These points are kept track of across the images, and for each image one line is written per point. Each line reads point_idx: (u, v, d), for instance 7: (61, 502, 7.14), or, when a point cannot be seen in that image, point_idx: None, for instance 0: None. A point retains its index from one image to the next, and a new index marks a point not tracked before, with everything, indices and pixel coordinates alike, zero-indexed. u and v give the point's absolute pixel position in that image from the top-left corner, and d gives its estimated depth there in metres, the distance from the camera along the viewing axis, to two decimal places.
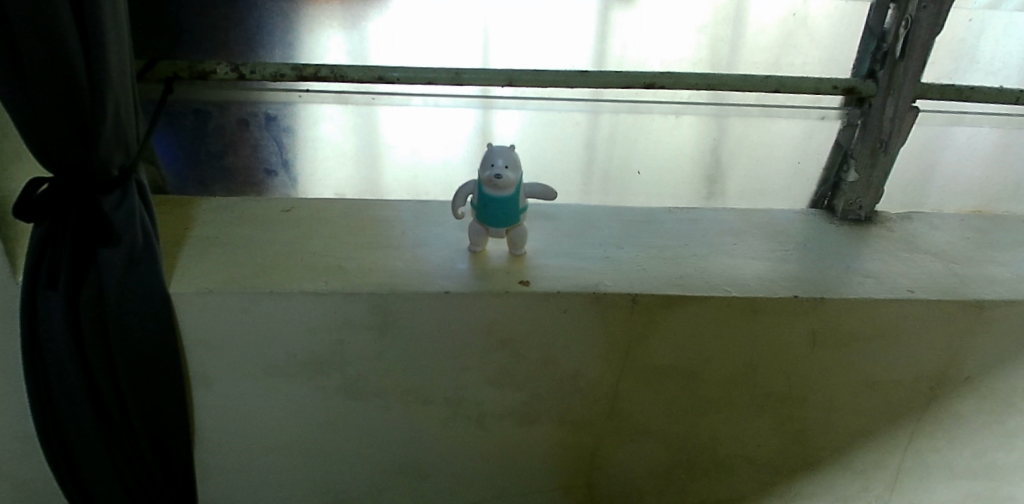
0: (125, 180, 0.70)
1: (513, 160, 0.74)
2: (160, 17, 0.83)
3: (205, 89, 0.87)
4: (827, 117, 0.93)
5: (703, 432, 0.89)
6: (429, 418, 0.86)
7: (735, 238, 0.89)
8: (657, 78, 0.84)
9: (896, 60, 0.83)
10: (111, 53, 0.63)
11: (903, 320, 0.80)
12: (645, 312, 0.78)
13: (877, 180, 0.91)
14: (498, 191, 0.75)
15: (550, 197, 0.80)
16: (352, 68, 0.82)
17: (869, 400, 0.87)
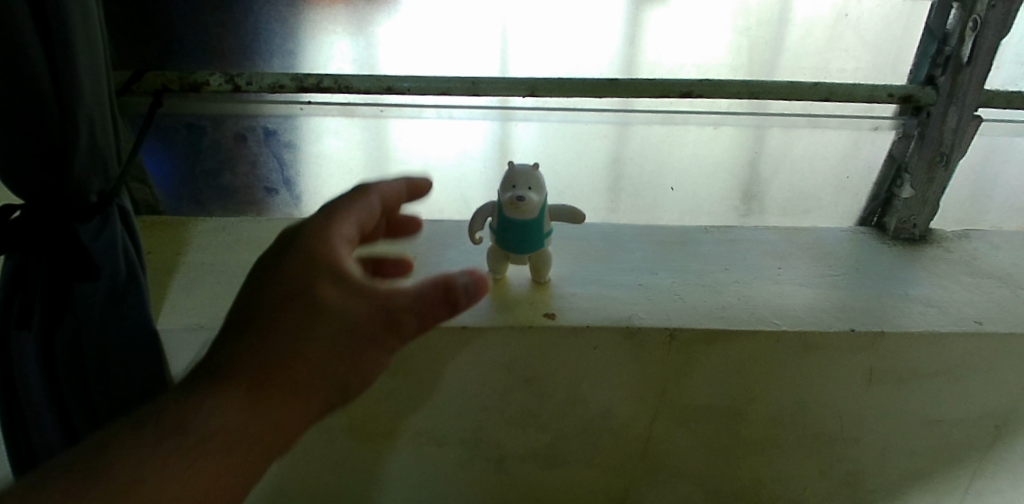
0: (105, 207, 0.62)
1: (537, 181, 0.66)
2: (147, 23, 0.75)
3: (198, 102, 0.79)
4: (880, 127, 0.85)
5: (744, 475, 0.81)
6: (445, 461, 0.79)
7: (779, 262, 0.82)
8: (695, 87, 0.76)
9: (961, 66, 0.75)
10: (83, 66, 0.55)
11: (971, 354, 0.72)
12: (684, 348, 0.70)
13: (933, 196, 0.83)
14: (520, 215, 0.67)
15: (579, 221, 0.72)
16: (358, 78, 0.74)
17: (929, 439, 0.79)
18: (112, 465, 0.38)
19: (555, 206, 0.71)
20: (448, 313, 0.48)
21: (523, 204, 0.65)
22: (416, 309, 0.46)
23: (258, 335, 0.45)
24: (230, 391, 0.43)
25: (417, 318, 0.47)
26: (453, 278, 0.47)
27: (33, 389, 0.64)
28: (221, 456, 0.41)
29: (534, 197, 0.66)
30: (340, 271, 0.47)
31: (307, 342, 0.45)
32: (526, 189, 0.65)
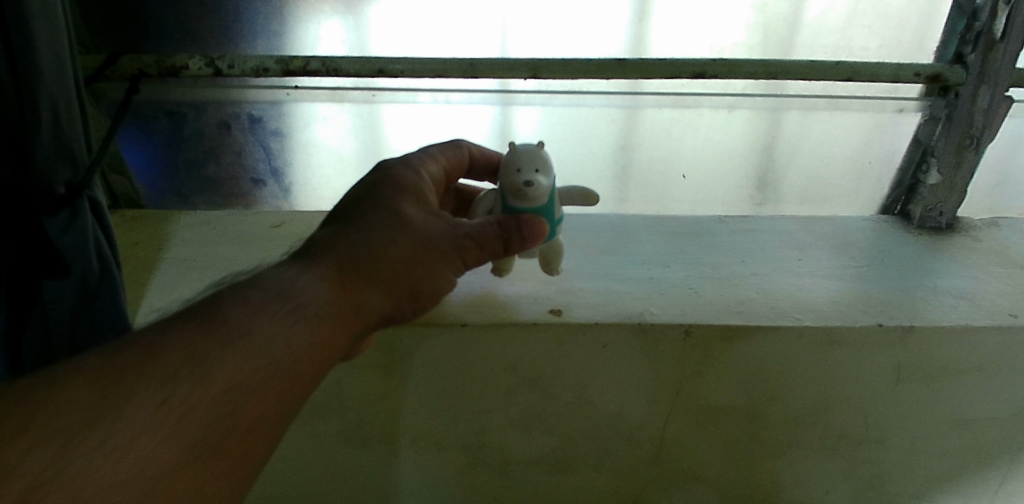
0: (74, 199, 0.57)
1: (543, 164, 0.60)
2: (120, 4, 0.71)
3: (177, 88, 0.74)
4: (905, 109, 0.80)
5: (762, 479, 0.77)
6: (444, 466, 0.75)
7: (799, 253, 0.77)
8: (709, 66, 0.71)
9: (993, 41, 0.70)
10: (43, 46, 0.51)
11: (1006, 349, 0.67)
12: (700, 345, 0.65)
13: (961, 181, 0.78)
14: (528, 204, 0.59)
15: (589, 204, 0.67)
16: (346, 60, 0.69)
17: (959, 439, 0.74)
18: (170, 349, 0.36)
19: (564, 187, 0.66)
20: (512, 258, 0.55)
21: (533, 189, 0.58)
22: (479, 237, 0.52)
23: (332, 239, 0.46)
24: (289, 296, 0.41)
25: (478, 242, 0.52)
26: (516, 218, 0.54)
27: None
28: (277, 358, 0.39)
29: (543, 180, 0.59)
30: (420, 198, 0.52)
31: (373, 252, 0.46)
32: (534, 172, 0.59)
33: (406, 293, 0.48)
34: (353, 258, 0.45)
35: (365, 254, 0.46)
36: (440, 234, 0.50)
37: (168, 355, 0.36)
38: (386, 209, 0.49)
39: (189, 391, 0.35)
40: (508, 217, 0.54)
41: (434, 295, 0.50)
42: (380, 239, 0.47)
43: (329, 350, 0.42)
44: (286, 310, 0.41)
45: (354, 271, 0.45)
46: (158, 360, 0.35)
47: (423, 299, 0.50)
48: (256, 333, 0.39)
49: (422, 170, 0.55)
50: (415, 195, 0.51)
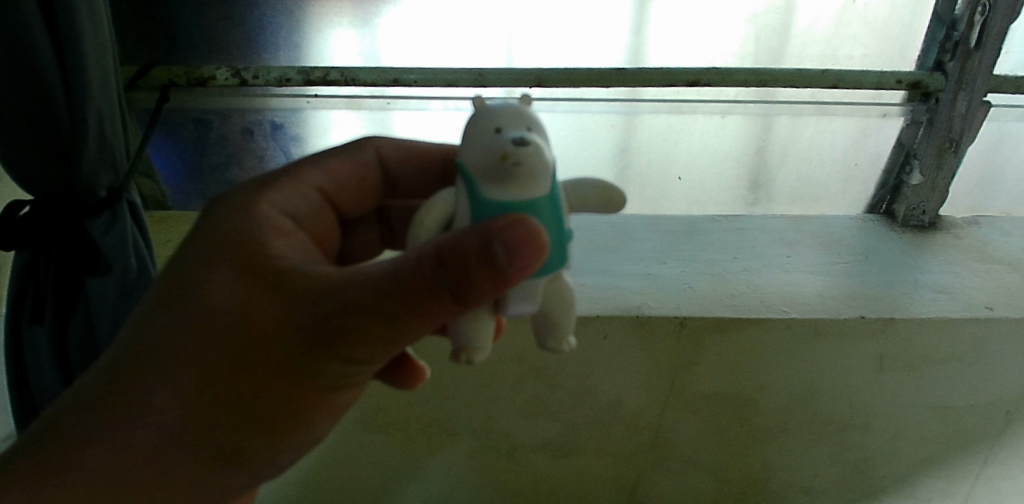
0: (114, 202, 0.62)
1: (533, 120, 0.40)
2: (152, 19, 0.76)
3: (202, 97, 0.78)
4: (889, 114, 0.84)
5: (754, 464, 0.82)
6: (456, 451, 0.79)
7: (789, 250, 0.82)
8: (703, 75, 0.76)
9: (970, 51, 0.75)
10: (92, 62, 0.55)
11: (983, 340, 0.72)
12: (695, 336, 0.70)
13: (943, 182, 0.83)
14: (522, 190, 0.39)
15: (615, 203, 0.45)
16: (364, 71, 0.74)
17: (938, 425, 0.79)
18: (74, 424, 0.41)
19: (571, 180, 0.45)
20: (489, 293, 0.37)
21: (529, 150, 0.37)
22: (404, 285, 0.37)
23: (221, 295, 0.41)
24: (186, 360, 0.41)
25: (418, 293, 0.37)
26: (458, 241, 0.35)
27: (43, 384, 0.63)
28: (174, 419, 0.41)
29: (542, 140, 0.40)
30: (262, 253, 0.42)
31: (240, 320, 0.40)
32: (521, 130, 0.39)
33: (325, 349, 0.39)
34: (220, 332, 0.40)
35: (235, 323, 0.40)
36: (336, 292, 0.38)
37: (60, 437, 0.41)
38: (241, 267, 0.42)
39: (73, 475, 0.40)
40: (464, 236, 0.35)
41: (391, 345, 0.40)
42: (248, 306, 0.40)
43: (231, 412, 0.41)
44: (157, 387, 0.41)
45: (226, 344, 0.40)
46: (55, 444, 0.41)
47: (371, 350, 0.40)
48: (123, 416, 0.41)
49: (270, 206, 0.46)
50: (257, 249, 0.42)
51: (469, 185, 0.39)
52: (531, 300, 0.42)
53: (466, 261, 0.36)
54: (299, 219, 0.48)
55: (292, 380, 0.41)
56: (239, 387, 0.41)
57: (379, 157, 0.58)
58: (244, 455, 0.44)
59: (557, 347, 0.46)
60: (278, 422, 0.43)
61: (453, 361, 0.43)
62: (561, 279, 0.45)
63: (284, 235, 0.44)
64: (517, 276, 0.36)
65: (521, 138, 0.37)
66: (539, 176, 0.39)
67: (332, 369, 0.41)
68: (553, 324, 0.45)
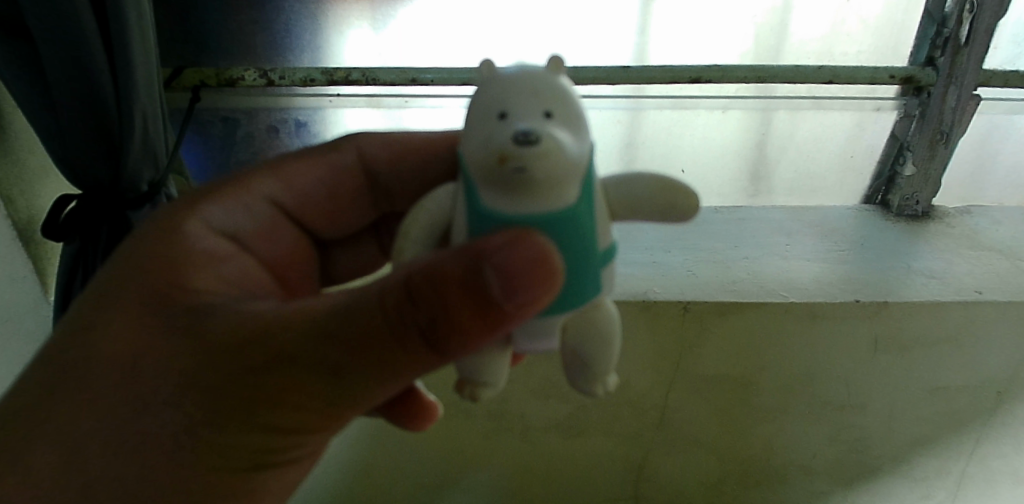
0: (154, 195, 0.66)
1: (558, 97, 0.38)
2: (184, 24, 0.80)
3: (231, 97, 0.83)
4: (882, 108, 0.88)
5: (755, 444, 0.85)
6: (471, 431, 0.84)
7: (787, 239, 0.86)
8: (704, 72, 0.80)
9: (959, 46, 0.78)
10: (139, 66, 0.60)
11: (974, 323, 0.75)
12: (697, 319, 0.74)
13: (935, 172, 0.86)
14: (533, 195, 0.37)
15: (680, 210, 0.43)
16: (384, 71, 0.79)
17: (931, 407, 0.81)
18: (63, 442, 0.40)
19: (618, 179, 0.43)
20: (460, 340, 0.37)
21: (536, 152, 0.35)
22: (367, 328, 0.36)
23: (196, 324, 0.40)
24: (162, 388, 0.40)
25: (383, 333, 0.36)
26: (428, 290, 0.35)
27: None
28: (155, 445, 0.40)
29: (559, 136, 0.37)
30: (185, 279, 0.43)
31: (203, 355, 0.39)
32: (541, 113, 0.37)
33: (292, 392, 0.39)
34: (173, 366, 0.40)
35: (187, 361, 0.40)
36: (292, 334, 0.38)
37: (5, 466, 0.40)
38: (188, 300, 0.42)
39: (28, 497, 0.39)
40: (451, 275, 0.35)
41: (359, 390, 0.39)
42: (201, 345, 0.40)
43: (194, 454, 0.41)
44: (111, 426, 0.40)
45: (179, 383, 0.40)
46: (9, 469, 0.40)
47: (337, 394, 0.39)
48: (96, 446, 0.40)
49: (201, 225, 0.48)
50: (181, 268, 0.44)
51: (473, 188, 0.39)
52: (546, 335, 0.41)
53: (441, 303, 0.35)
54: (246, 239, 0.51)
55: (254, 423, 0.40)
56: (198, 431, 0.40)
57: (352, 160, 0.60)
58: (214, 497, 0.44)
59: (594, 388, 0.43)
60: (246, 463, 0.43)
61: (460, 392, 0.44)
62: (600, 313, 0.41)
63: (219, 259, 0.46)
64: (514, 312, 0.36)
65: (524, 136, 0.35)
66: (549, 178, 0.36)
67: (299, 413, 0.40)
68: (581, 365, 0.42)
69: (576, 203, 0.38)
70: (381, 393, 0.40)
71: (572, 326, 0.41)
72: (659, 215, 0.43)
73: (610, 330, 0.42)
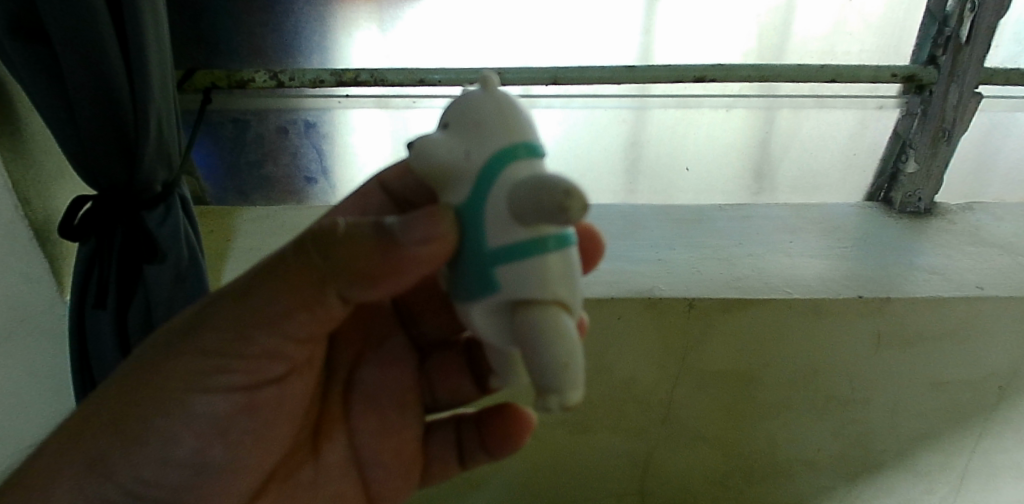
0: (168, 195, 0.68)
1: (468, 106, 0.37)
2: (195, 27, 0.82)
3: (244, 98, 0.86)
4: (885, 106, 0.90)
5: (759, 439, 0.86)
6: None
7: (790, 235, 0.87)
8: (708, 71, 0.81)
9: (961, 44, 0.79)
10: (153, 69, 0.61)
11: (976, 317, 0.75)
12: (702, 316, 0.75)
13: (937, 169, 0.87)
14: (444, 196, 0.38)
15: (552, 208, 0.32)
16: (392, 71, 0.79)
17: (934, 401, 0.82)
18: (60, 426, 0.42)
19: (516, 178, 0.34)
20: (365, 274, 0.36)
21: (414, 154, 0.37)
22: (275, 266, 0.38)
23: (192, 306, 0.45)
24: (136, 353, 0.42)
25: (289, 269, 0.37)
26: (330, 227, 0.36)
27: (107, 366, 0.70)
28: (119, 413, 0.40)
29: (441, 140, 0.37)
30: None
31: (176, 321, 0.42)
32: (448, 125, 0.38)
33: (226, 339, 0.39)
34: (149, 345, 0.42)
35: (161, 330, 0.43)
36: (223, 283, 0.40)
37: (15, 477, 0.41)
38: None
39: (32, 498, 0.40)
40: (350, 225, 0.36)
41: (274, 324, 0.39)
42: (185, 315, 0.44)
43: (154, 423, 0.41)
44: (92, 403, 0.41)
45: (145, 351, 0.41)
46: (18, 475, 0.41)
47: (257, 332, 0.39)
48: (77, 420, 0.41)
49: None
50: None
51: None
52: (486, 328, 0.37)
53: (338, 239, 0.36)
54: None
55: (190, 377, 0.40)
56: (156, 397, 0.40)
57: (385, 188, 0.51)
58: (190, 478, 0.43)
59: (547, 405, 0.34)
60: (212, 431, 0.42)
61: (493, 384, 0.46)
62: (550, 307, 0.34)
63: None
64: (411, 251, 0.35)
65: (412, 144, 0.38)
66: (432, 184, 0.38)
67: (232, 358, 0.40)
68: (540, 368, 0.34)
69: (462, 203, 0.36)
70: (299, 327, 0.40)
71: (519, 323, 0.34)
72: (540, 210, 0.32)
73: (564, 333, 0.34)
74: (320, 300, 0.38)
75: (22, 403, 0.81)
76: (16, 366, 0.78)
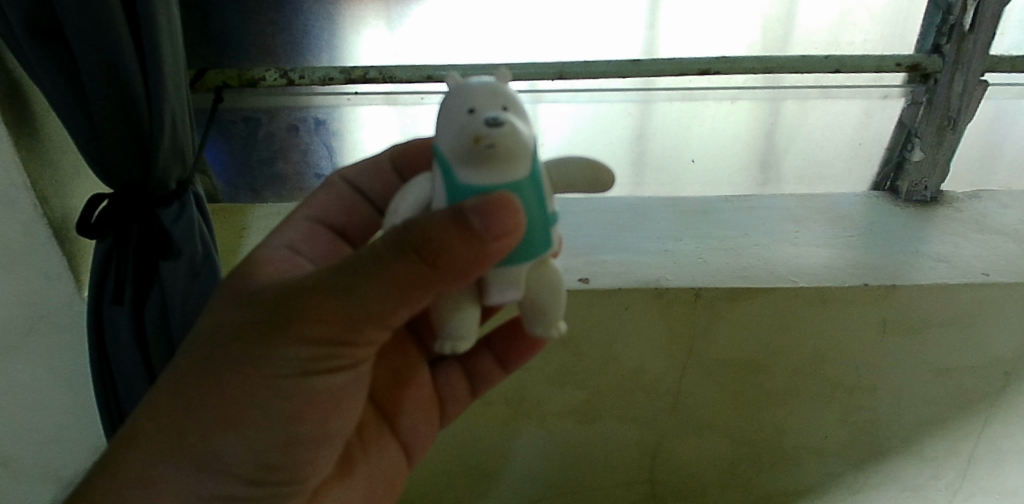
0: (182, 192, 0.69)
1: (509, 97, 0.42)
2: (207, 27, 0.84)
3: (254, 97, 0.88)
4: (889, 95, 0.91)
5: (767, 425, 0.87)
6: (489, 418, 0.85)
7: (797, 225, 0.88)
8: (713, 64, 0.81)
9: (965, 32, 0.79)
10: (167, 68, 0.63)
11: (982, 305, 0.76)
12: (708, 305, 0.76)
13: (944, 158, 0.87)
14: (495, 175, 0.41)
15: (601, 176, 0.48)
16: (400, 69, 0.80)
17: (939, 386, 0.83)
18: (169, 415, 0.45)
19: (555, 161, 0.47)
20: (469, 270, 0.39)
21: (502, 132, 0.39)
22: (373, 267, 0.39)
23: (245, 289, 0.46)
24: (242, 362, 0.43)
25: (388, 269, 0.39)
26: (425, 217, 0.38)
27: (125, 360, 0.71)
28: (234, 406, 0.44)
29: (517, 123, 0.41)
30: (246, 272, 0.49)
31: (246, 314, 0.43)
32: (499, 110, 0.41)
33: (319, 333, 0.41)
34: (221, 345, 0.44)
35: (240, 321, 0.43)
36: (304, 282, 0.41)
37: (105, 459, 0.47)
38: (237, 290, 0.47)
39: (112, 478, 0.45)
40: (442, 228, 0.37)
41: (377, 320, 0.42)
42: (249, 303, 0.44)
43: (260, 391, 0.43)
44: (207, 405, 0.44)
45: (238, 350, 0.43)
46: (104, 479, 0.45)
47: (363, 324, 0.42)
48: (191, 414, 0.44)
49: (277, 241, 0.55)
50: (250, 272, 0.49)
51: (446, 172, 0.42)
52: (514, 286, 0.43)
53: (437, 241, 0.38)
54: (298, 247, 0.55)
55: (300, 368, 0.43)
56: (257, 374, 0.43)
57: (353, 185, 0.60)
58: (296, 459, 0.48)
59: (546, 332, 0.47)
60: (318, 414, 0.46)
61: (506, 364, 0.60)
62: (549, 266, 0.45)
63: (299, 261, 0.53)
64: (496, 247, 0.38)
65: (499, 120, 0.39)
66: (515, 155, 0.40)
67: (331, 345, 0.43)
68: (540, 311, 0.45)
69: (526, 178, 0.42)
70: (397, 320, 0.43)
71: (534, 276, 0.44)
72: (590, 185, 0.48)
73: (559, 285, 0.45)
74: (418, 300, 0.41)
75: (44, 397, 0.83)
76: (35, 361, 0.80)
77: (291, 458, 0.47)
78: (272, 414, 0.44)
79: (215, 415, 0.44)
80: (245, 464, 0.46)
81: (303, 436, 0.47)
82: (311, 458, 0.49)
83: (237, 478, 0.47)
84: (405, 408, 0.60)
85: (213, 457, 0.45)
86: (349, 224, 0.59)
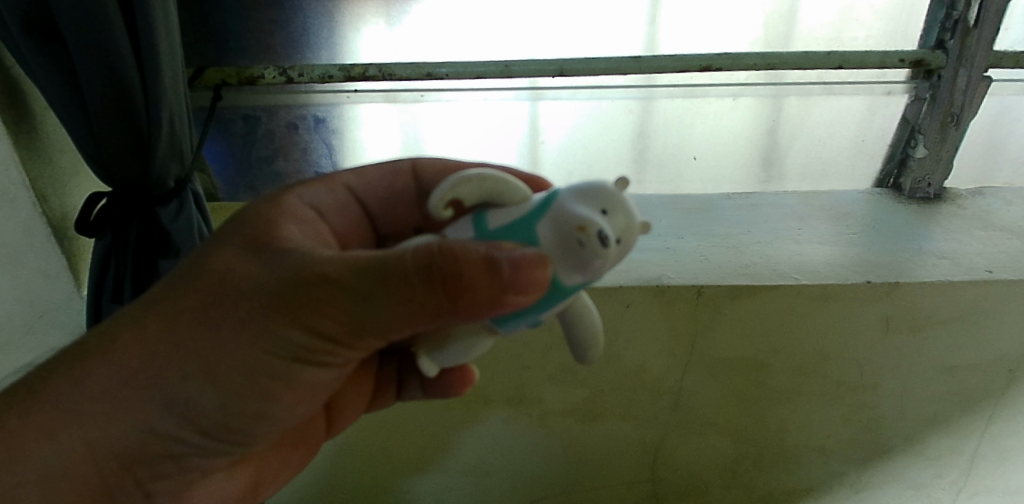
0: (181, 191, 0.69)
1: (627, 233, 0.39)
2: (206, 25, 0.83)
3: (253, 95, 0.87)
4: (893, 91, 0.90)
5: (770, 423, 0.86)
6: (489, 415, 0.85)
7: (799, 222, 0.87)
8: (714, 60, 0.80)
9: (969, 28, 0.78)
10: (165, 65, 0.62)
11: (986, 301, 0.75)
12: (710, 303, 0.75)
13: (946, 155, 0.87)
14: (553, 253, 0.38)
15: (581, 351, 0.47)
16: (399, 66, 0.80)
17: (943, 384, 0.82)
18: (131, 344, 0.43)
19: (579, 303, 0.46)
20: (479, 314, 0.39)
21: (599, 249, 0.37)
22: (394, 276, 0.38)
23: (267, 245, 0.43)
24: (240, 329, 0.42)
25: (408, 284, 0.38)
26: (464, 246, 0.37)
27: None
28: (207, 365, 0.43)
29: (611, 260, 0.38)
30: (274, 223, 0.45)
31: (260, 280, 0.41)
32: (616, 233, 0.38)
33: (326, 329, 0.41)
34: (231, 297, 0.42)
35: (252, 284, 0.42)
36: (328, 269, 0.39)
37: (72, 359, 0.44)
38: (259, 239, 0.44)
39: (56, 400, 0.42)
40: (477, 268, 0.37)
41: (380, 331, 0.41)
42: (266, 265, 0.42)
43: (237, 365, 0.42)
44: (183, 354, 0.43)
45: (239, 317, 0.42)
46: (46, 387, 0.43)
47: (366, 333, 0.41)
48: (163, 357, 0.43)
49: (309, 197, 0.51)
50: (274, 223, 0.45)
51: (539, 210, 0.39)
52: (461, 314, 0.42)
53: (466, 275, 0.37)
54: (325, 212, 0.51)
55: (294, 353, 0.43)
56: (245, 345, 0.42)
57: (405, 171, 0.56)
58: (243, 431, 0.47)
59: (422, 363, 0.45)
60: (275, 402, 0.46)
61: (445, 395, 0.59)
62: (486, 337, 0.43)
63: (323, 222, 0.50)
64: (513, 300, 0.37)
65: (610, 241, 0.37)
66: (584, 267, 0.38)
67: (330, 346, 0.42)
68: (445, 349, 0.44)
69: (569, 287, 0.39)
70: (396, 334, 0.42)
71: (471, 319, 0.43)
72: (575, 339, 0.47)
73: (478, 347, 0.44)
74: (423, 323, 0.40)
75: None
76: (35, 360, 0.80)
77: (230, 432, 0.47)
78: (233, 386, 0.43)
79: (198, 371, 0.43)
80: (189, 422, 0.45)
81: (256, 413, 0.46)
82: (264, 432, 0.49)
83: (176, 432, 0.45)
84: (350, 405, 0.61)
85: (181, 406, 0.43)
86: (384, 212, 0.55)
